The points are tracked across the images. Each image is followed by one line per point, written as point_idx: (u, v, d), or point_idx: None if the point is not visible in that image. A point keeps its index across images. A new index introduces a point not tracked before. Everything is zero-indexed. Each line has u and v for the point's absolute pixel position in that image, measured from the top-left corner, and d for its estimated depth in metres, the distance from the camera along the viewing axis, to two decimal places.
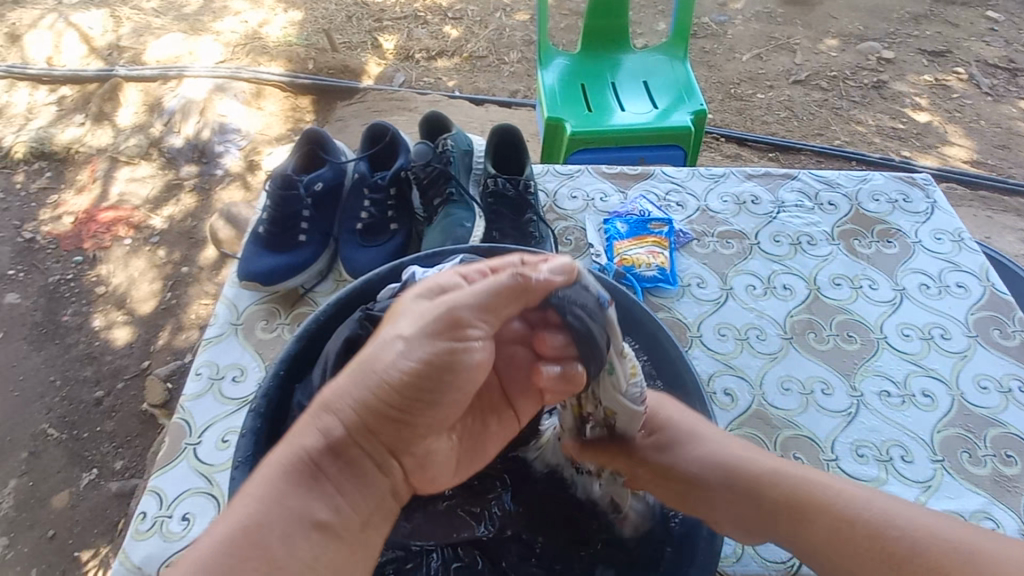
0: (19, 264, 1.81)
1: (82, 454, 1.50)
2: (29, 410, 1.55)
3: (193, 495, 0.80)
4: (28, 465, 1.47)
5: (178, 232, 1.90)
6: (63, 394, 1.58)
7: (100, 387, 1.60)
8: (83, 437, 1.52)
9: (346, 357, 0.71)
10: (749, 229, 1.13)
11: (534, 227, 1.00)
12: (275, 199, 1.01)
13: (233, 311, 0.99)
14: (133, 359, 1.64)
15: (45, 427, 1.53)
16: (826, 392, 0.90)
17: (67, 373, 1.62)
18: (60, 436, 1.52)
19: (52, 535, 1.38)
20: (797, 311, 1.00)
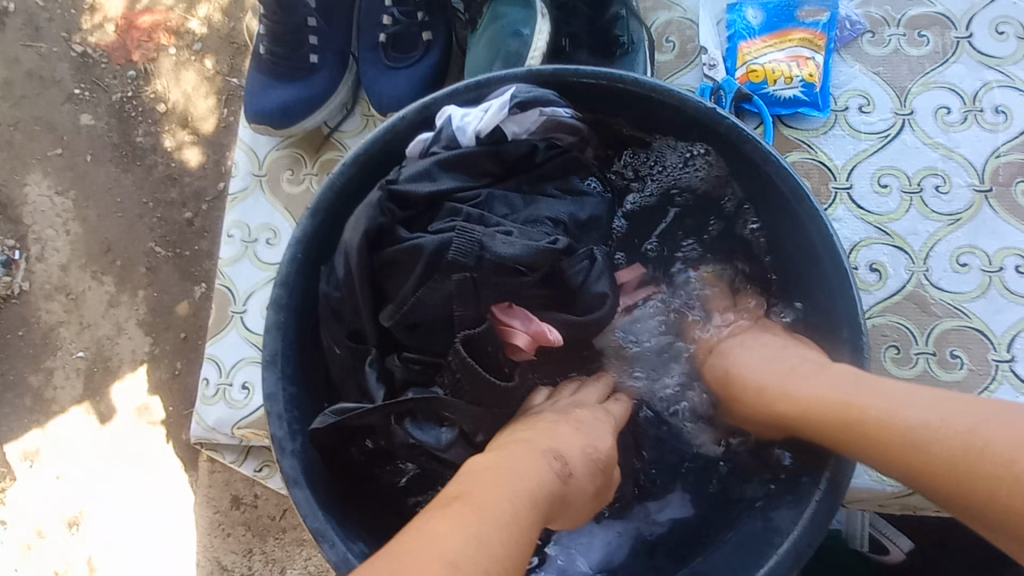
0: (82, 79, 1.30)
1: (191, 271, 1.24)
2: (143, 232, 1.26)
3: (249, 365, 0.78)
4: (148, 280, 1.24)
5: (219, 38, 1.29)
6: (158, 216, 1.27)
7: (187, 208, 1.27)
8: (188, 255, 1.25)
9: (371, 248, 0.56)
10: (961, 10, 0.73)
11: (620, 28, 0.69)
12: (269, 5, 0.76)
13: (253, 159, 0.84)
14: (212, 180, 1.27)
15: (151, 245, 1.25)
16: (1022, 271, 0.65)
17: (156, 194, 1.27)
18: (166, 253, 1.25)
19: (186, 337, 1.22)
20: (1009, 148, 0.69)
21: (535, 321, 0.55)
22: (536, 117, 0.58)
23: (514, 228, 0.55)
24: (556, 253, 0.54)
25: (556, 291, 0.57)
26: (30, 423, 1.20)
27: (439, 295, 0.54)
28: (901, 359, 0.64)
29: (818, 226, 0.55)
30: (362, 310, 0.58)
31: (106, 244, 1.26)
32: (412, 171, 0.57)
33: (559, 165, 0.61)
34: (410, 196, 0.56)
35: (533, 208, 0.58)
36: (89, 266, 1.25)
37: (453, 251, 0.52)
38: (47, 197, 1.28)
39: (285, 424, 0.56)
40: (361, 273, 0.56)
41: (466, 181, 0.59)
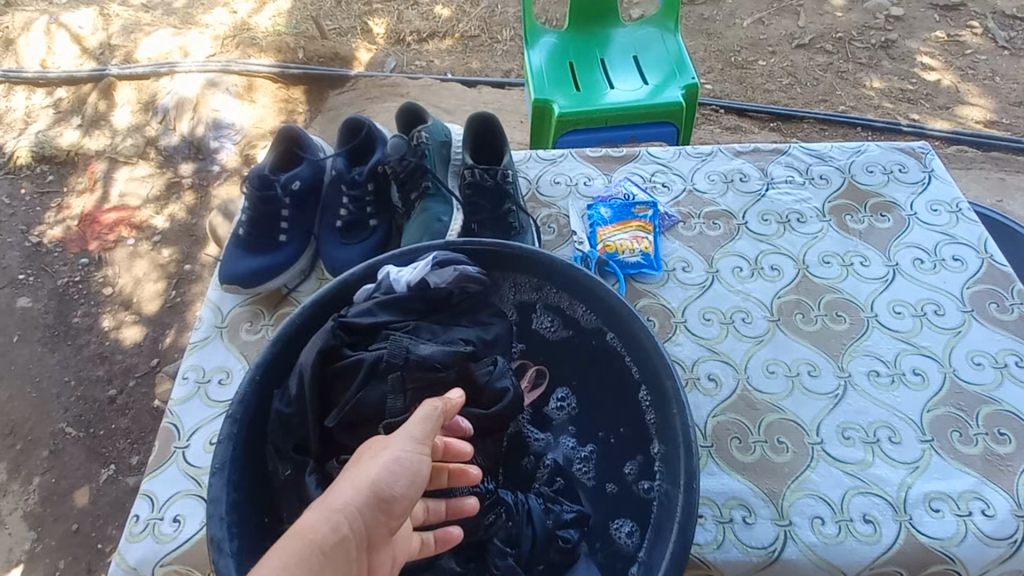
0: (30, 268, 1.85)
1: (99, 451, 1.54)
2: (47, 407, 1.60)
3: (184, 498, 0.81)
4: (49, 462, 1.53)
5: (178, 228, 1.93)
6: (77, 393, 1.63)
7: (112, 385, 1.64)
8: (101, 433, 1.57)
9: (320, 366, 0.72)
10: (737, 208, 1.09)
11: (513, 218, 0.99)
12: (253, 199, 1.01)
13: (218, 314, 1.00)
14: (142, 356, 1.69)
15: (62, 426, 1.58)
16: (813, 374, 0.89)
17: (80, 372, 1.66)
18: (77, 434, 1.57)
19: (77, 529, 1.44)
20: (786, 292, 0.98)
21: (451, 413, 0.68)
22: (451, 271, 0.81)
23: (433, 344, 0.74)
24: (461, 356, 0.72)
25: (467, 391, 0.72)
26: None
27: (375, 395, 0.69)
28: (744, 446, 0.82)
29: (649, 342, 0.74)
30: (307, 420, 0.70)
31: (10, 427, 1.57)
32: (359, 309, 0.77)
33: (469, 304, 0.82)
34: (356, 325, 0.75)
35: (450, 333, 0.78)
36: None
37: (385, 356, 0.70)
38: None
39: (225, 525, 0.63)
40: (311, 384, 0.70)
41: (398, 317, 0.78)
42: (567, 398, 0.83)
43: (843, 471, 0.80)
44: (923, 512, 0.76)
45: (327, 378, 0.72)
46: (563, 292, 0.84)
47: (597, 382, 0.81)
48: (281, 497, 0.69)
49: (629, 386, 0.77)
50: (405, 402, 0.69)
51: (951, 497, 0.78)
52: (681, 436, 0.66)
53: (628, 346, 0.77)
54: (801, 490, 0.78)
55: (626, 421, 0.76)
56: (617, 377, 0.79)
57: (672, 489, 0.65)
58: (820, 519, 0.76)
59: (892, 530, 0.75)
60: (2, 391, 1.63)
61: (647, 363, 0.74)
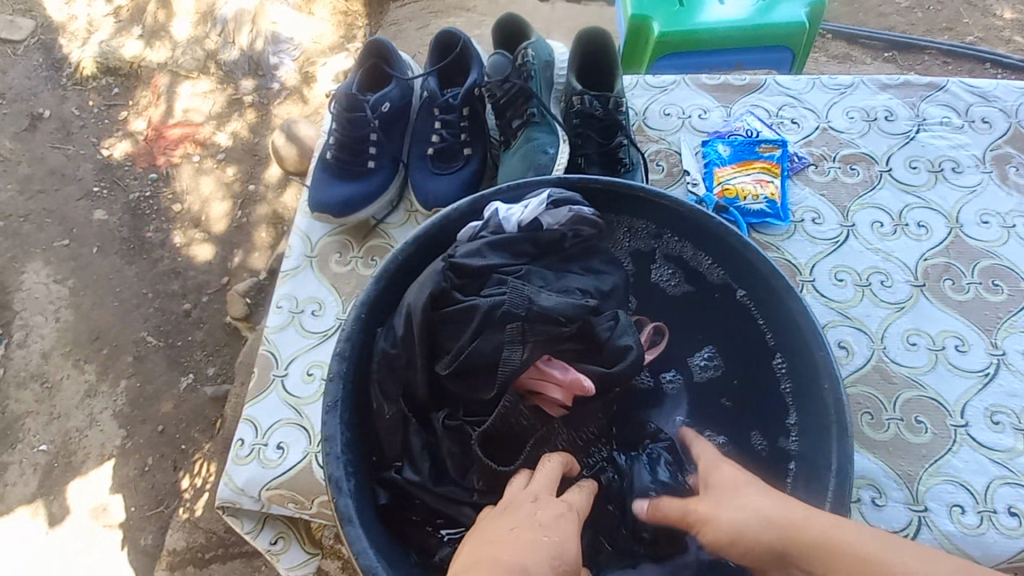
0: (103, 180, 1.88)
1: (179, 360, 1.62)
2: (130, 317, 1.68)
3: (285, 426, 0.82)
4: (134, 367, 1.61)
5: (242, 148, 1.90)
6: (155, 305, 1.69)
7: (187, 300, 1.69)
8: (179, 344, 1.64)
9: (431, 309, 0.67)
10: (880, 152, 0.95)
11: (625, 152, 0.89)
12: (341, 121, 0.94)
13: (308, 243, 0.96)
14: (213, 274, 1.72)
15: (144, 334, 1.65)
16: (960, 349, 0.79)
17: (157, 286, 1.71)
18: (158, 343, 1.64)
19: (162, 430, 1.54)
20: (933, 253, 0.86)
21: (572, 370, 0.66)
22: (566, 212, 0.73)
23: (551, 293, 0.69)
24: (586, 309, 0.67)
25: (587, 346, 0.70)
26: (74, 474, 1.51)
27: (491, 344, 0.66)
28: (876, 423, 0.75)
29: (798, 309, 0.66)
30: (418, 363, 0.68)
31: (97, 333, 1.66)
32: (466, 249, 0.71)
33: (582, 249, 0.75)
34: (466, 267, 0.69)
35: (565, 281, 0.72)
36: (78, 353, 1.63)
37: (506, 305, 0.66)
38: (42, 284, 1.73)
39: (341, 464, 0.61)
40: (421, 329, 0.67)
41: (508, 259, 0.72)
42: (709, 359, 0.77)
43: (990, 459, 0.72)
44: None
45: (437, 322, 0.68)
46: (686, 241, 0.76)
47: (723, 341, 0.76)
48: (390, 437, 0.68)
49: (761, 349, 0.72)
50: (524, 356, 0.65)
51: None
52: (833, 416, 0.62)
53: (763, 308, 0.71)
54: (938, 475, 0.72)
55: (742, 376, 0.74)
56: (746, 338, 0.73)
57: (821, 470, 0.62)
58: (960, 508, 0.70)
59: None
60: (89, 298, 1.71)
61: (792, 331, 0.67)
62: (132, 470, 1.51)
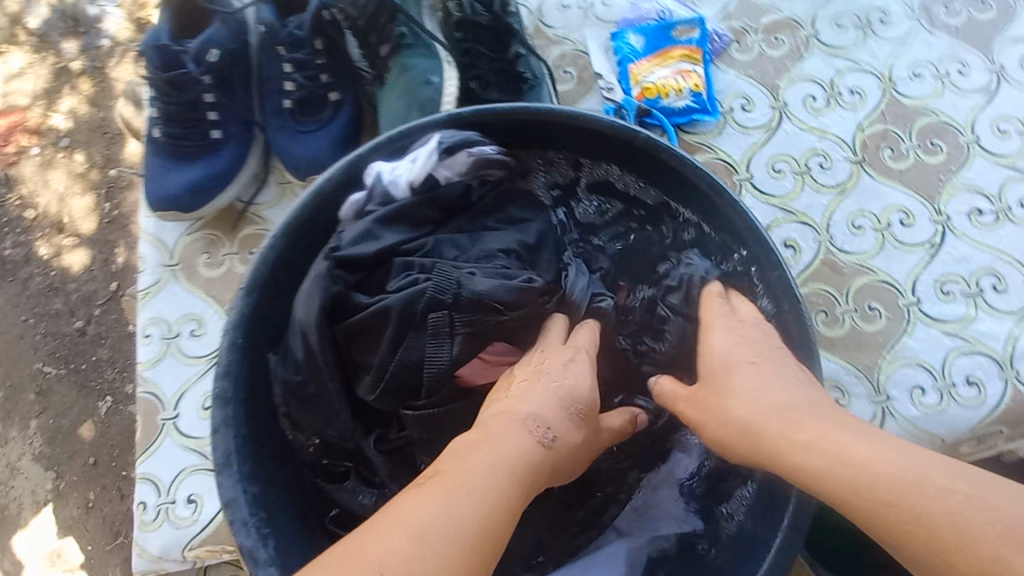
0: None
1: (88, 386, 1.26)
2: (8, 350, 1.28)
3: (192, 474, 0.69)
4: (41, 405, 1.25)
5: (89, 127, 1.38)
6: (40, 330, 1.29)
7: (76, 316, 1.30)
8: (83, 367, 1.28)
9: (330, 323, 0.56)
10: (805, 14, 0.84)
11: (523, 66, 0.74)
12: (160, 85, 0.73)
13: (162, 250, 0.78)
14: (99, 281, 1.31)
15: (38, 365, 1.27)
16: (906, 223, 0.75)
17: (34, 307, 1.29)
18: (58, 371, 1.26)
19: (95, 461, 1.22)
20: (871, 122, 0.79)
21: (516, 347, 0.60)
22: (464, 157, 0.60)
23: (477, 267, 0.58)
24: (531, 289, 0.57)
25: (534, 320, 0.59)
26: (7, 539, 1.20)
27: (415, 346, 0.55)
28: (831, 321, 0.72)
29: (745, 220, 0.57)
30: (332, 388, 0.58)
31: None
32: (354, 234, 0.58)
33: (493, 198, 0.65)
34: (356, 259, 0.57)
35: (482, 244, 0.61)
36: None
37: (429, 294, 0.55)
38: None
39: (253, 529, 0.51)
40: (324, 347, 0.56)
41: (409, 233, 0.60)
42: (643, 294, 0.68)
43: (942, 332, 0.71)
44: None
45: (342, 335, 0.57)
46: (614, 163, 0.64)
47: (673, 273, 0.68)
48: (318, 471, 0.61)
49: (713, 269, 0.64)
50: (456, 352, 0.56)
51: None
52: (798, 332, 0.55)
53: (705, 226, 0.62)
54: (899, 360, 0.70)
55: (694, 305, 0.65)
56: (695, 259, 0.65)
57: None
58: (920, 389, 0.68)
59: (996, 390, 0.68)
60: None
61: (740, 250, 0.59)
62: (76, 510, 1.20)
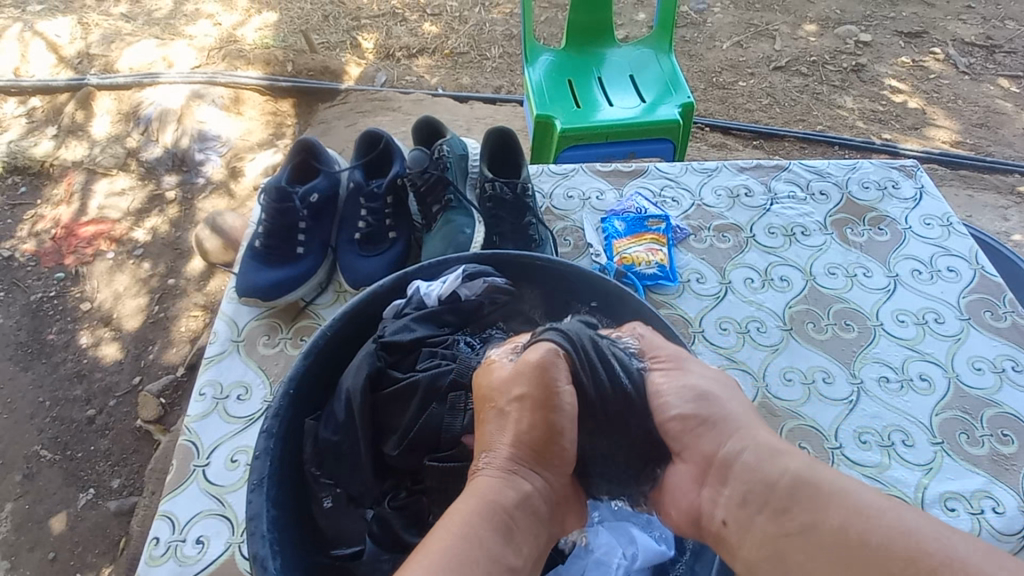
0: (4, 280, 1.79)
1: (77, 474, 1.48)
2: (20, 430, 1.53)
3: (206, 518, 0.79)
4: (23, 487, 1.45)
5: (161, 242, 1.88)
6: (54, 414, 1.56)
7: (91, 405, 1.58)
8: (79, 456, 1.50)
9: (369, 391, 0.72)
10: (745, 221, 1.14)
11: (533, 230, 1.00)
12: (270, 211, 1.00)
13: (233, 328, 0.98)
14: (124, 375, 1.63)
15: (37, 448, 1.51)
16: (827, 381, 0.92)
17: (56, 392, 1.59)
18: (53, 457, 1.50)
19: (54, 558, 1.37)
20: (796, 302, 1.02)
21: None
22: (481, 284, 0.82)
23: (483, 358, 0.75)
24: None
25: None
26: None
27: (433, 417, 0.70)
28: None
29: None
30: (361, 445, 0.70)
31: None
32: (395, 327, 0.77)
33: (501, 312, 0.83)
34: (395, 344, 0.75)
35: (489, 344, 0.80)
36: None
37: (453, 373, 0.71)
38: None
39: (268, 542, 0.61)
40: (362, 412, 0.70)
41: (434, 330, 0.79)
42: None
43: (863, 474, 0.83)
44: (939, 511, 0.80)
45: (377, 402, 0.72)
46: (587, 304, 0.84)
47: None
48: (332, 524, 0.70)
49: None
50: (466, 424, 0.70)
51: (964, 496, 0.81)
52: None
53: None
54: None
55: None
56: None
57: None
58: None
59: None
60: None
61: None
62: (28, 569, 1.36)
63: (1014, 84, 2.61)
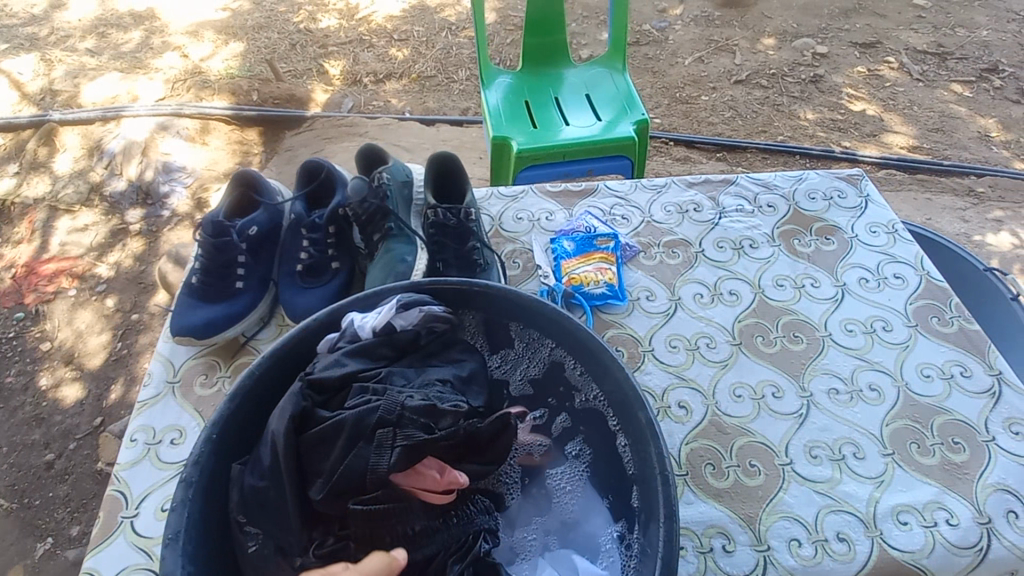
0: None
1: (34, 522, 1.41)
2: None
3: (132, 573, 0.75)
4: None
5: (125, 277, 1.83)
6: (10, 461, 1.49)
7: (50, 450, 1.51)
8: (36, 503, 1.43)
9: (295, 433, 0.69)
10: (693, 237, 1.14)
11: (478, 254, 0.99)
12: (206, 246, 0.97)
13: (169, 368, 0.95)
14: (84, 416, 1.57)
15: None
16: (777, 396, 0.91)
17: (14, 437, 1.53)
18: (9, 505, 1.43)
19: None
20: (745, 316, 1.02)
21: (447, 469, 0.71)
22: (416, 313, 0.80)
23: (413, 391, 0.73)
24: (458, 414, 0.71)
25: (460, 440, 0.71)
26: None
27: (361, 457, 0.67)
28: (717, 472, 0.83)
29: (621, 374, 0.73)
30: (286, 492, 0.66)
31: None
32: (327, 363, 0.75)
33: (439, 343, 0.81)
34: (325, 382, 0.73)
35: (424, 375, 0.77)
36: None
37: (380, 410, 0.68)
38: None
39: None
40: (286, 455, 0.67)
41: (369, 364, 0.77)
42: (579, 452, 0.83)
43: (814, 490, 0.82)
44: (892, 525, 0.78)
45: (302, 444, 0.68)
46: (521, 324, 0.83)
47: (587, 434, 0.81)
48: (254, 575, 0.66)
49: (598, 406, 0.78)
50: (393, 462, 0.67)
51: (917, 509, 0.80)
52: (656, 474, 0.66)
53: (591, 371, 0.78)
54: (776, 513, 0.80)
55: (608, 478, 0.79)
56: (599, 424, 0.78)
57: (651, 517, 0.65)
58: (796, 541, 0.77)
59: (865, 547, 0.76)
60: None
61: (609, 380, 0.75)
62: None
63: (966, 89, 2.69)
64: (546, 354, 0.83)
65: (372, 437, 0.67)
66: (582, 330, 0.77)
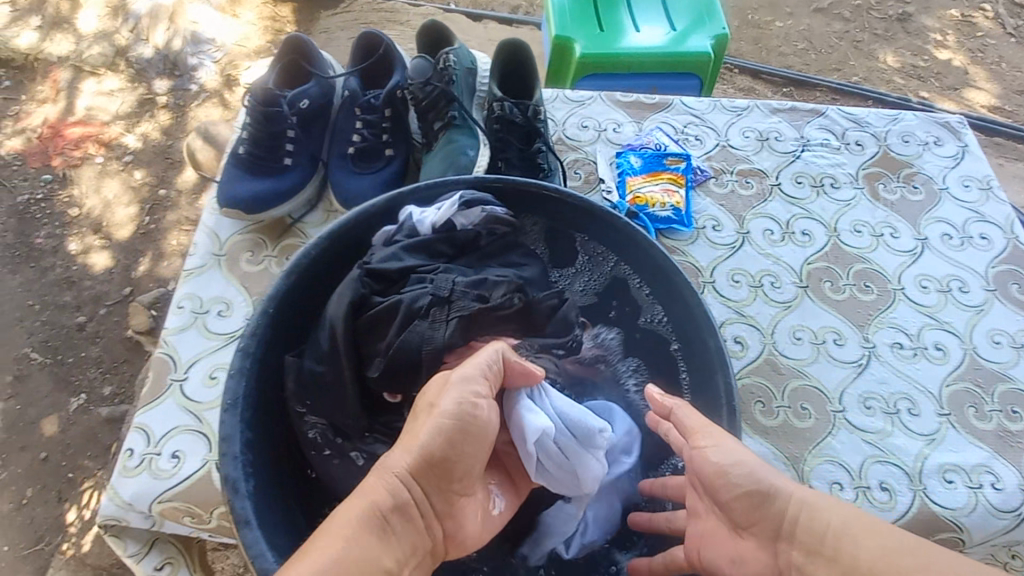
0: None
1: (68, 379, 1.46)
2: (10, 332, 1.50)
3: (181, 433, 0.77)
4: (14, 388, 1.43)
5: (153, 150, 1.77)
6: (44, 318, 1.52)
7: (82, 312, 1.54)
8: (69, 361, 1.48)
9: (352, 319, 0.67)
10: (770, 167, 1.05)
11: (542, 158, 0.92)
12: (255, 115, 0.91)
13: (215, 241, 0.92)
14: (114, 285, 1.58)
15: (27, 350, 1.48)
16: (838, 343, 0.88)
17: (46, 296, 1.55)
18: (44, 360, 1.47)
19: (46, 458, 1.37)
20: (815, 258, 0.96)
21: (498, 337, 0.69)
22: (478, 212, 0.74)
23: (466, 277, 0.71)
24: (510, 285, 0.70)
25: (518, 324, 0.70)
26: None
27: (415, 335, 0.65)
28: (766, 410, 0.82)
29: (695, 300, 0.70)
30: (346, 377, 0.66)
31: None
32: (383, 255, 0.71)
33: (499, 246, 0.76)
34: (383, 273, 0.70)
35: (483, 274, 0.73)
36: None
37: (431, 292, 0.67)
38: None
39: (239, 465, 0.59)
40: (344, 339, 0.66)
41: (427, 260, 0.73)
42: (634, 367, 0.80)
43: (863, 439, 0.81)
44: (936, 482, 0.78)
45: (359, 330, 0.67)
46: (585, 236, 0.79)
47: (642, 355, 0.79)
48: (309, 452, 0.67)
49: (661, 329, 0.76)
50: (448, 334, 0.65)
51: (963, 470, 0.79)
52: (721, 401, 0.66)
53: (658, 292, 0.75)
54: (820, 457, 0.79)
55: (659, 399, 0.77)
56: (656, 346, 0.77)
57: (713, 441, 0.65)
58: (839, 485, 0.77)
59: (906, 499, 0.77)
60: None
61: (679, 304, 0.72)
62: (20, 467, 1.36)
63: None
64: (609, 270, 0.80)
65: (421, 308, 0.66)
66: (655, 249, 0.73)
